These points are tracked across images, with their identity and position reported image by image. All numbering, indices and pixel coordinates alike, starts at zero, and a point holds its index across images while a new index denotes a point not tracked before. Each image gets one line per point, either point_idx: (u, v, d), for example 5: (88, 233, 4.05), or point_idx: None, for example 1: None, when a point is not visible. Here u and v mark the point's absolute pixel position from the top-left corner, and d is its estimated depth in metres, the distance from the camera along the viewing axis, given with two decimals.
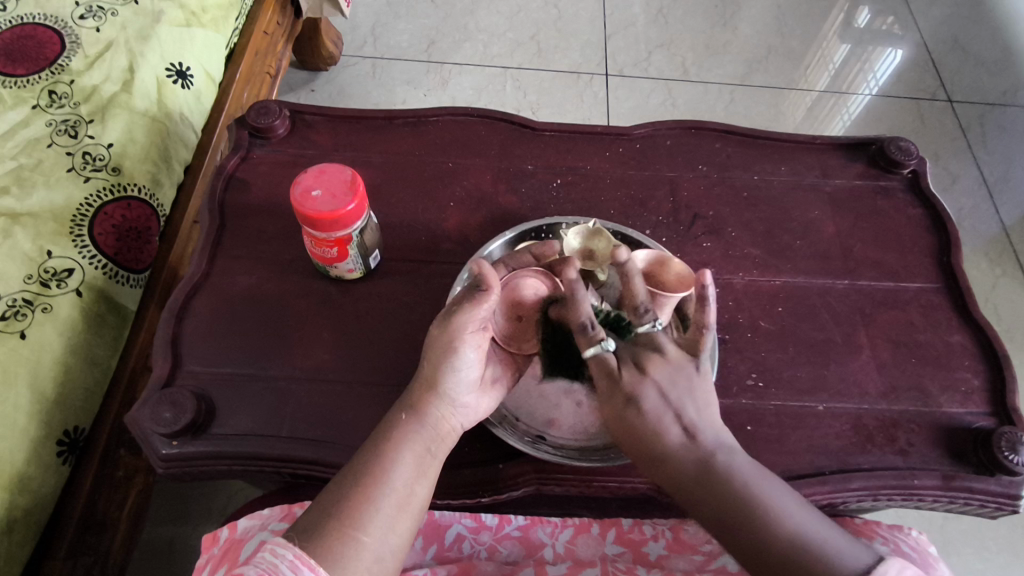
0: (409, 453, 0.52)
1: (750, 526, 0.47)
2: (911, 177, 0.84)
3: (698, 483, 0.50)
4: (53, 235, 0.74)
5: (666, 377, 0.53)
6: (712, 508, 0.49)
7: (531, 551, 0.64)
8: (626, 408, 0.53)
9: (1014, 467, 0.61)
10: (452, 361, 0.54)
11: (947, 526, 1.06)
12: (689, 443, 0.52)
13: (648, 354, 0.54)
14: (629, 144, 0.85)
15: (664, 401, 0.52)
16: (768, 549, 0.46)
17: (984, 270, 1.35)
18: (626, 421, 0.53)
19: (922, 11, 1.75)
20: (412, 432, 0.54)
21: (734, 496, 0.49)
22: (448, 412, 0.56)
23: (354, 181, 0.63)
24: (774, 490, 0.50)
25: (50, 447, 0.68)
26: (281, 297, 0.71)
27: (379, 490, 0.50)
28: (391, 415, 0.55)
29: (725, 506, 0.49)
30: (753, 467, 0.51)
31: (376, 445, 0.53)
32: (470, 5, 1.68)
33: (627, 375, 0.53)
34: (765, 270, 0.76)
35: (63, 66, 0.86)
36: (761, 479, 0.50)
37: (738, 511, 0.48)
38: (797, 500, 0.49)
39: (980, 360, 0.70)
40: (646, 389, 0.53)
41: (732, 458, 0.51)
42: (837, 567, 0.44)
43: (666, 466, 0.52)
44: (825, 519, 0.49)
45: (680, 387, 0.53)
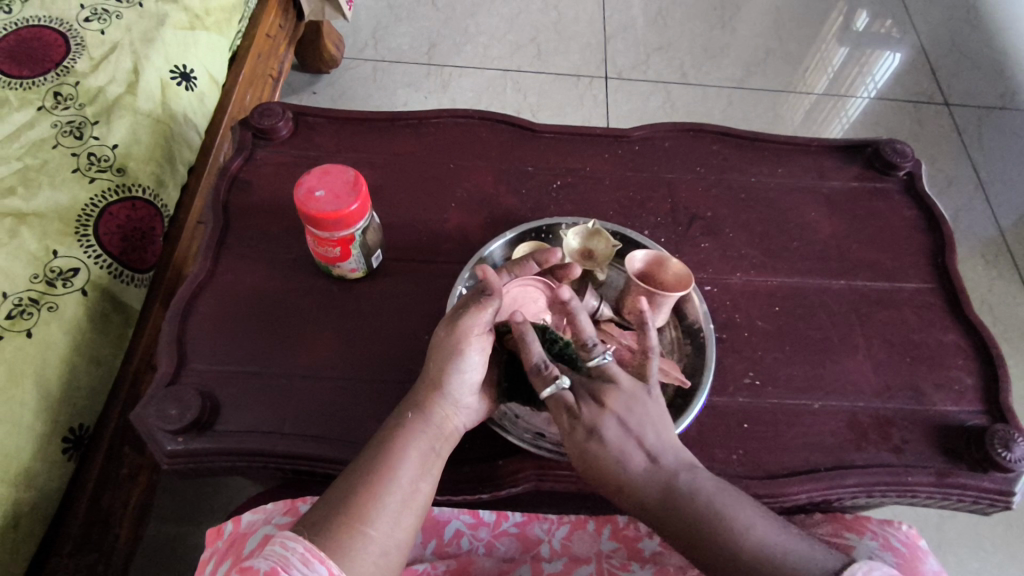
0: (415, 451, 0.54)
1: (721, 547, 0.47)
2: (907, 179, 0.86)
3: (665, 509, 0.50)
4: (59, 235, 0.75)
5: (621, 404, 0.53)
6: (682, 532, 0.49)
7: (527, 547, 0.65)
8: (588, 442, 0.53)
9: (1008, 464, 0.62)
10: (459, 363, 0.56)
11: (944, 525, 1.07)
12: (648, 469, 0.52)
13: (604, 385, 0.54)
14: (628, 146, 0.86)
15: (621, 432, 0.53)
16: (735, 562, 0.46)
17: (981, 272, 1.36)
18: (590, 454, 0.53)
19: (920, 15, 1.77)
20: (417, 430, 0.55)
21: (699, 518, 0.49)
22: (452, 412, 0.57)
23: (357, 181, 0.64)
24: (738, 505, 0.50)
25: (55, 444, 0.69)
26: (284, 296, 0.72)
27: (387, 486, 0.51)
28: (396, 413, 0.56)
29: (692, 529, 0.49)
30: (718, 483, 0.51)
31: (383, 442, 0.54)
32: (471, 8, 1.69)
33: (584, 412, 0.53)
34: (762, 270, 0.77)
35: (69, 68, 0.87)
36: (722, 494, 0.50)
37: (706, 532, 0.48)
38: (762, 514, 0.49)
39: (975, 360, 0.71)
40: (606, 420, 0.53)
41: (692, 478, 0.51)
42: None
43: (630, 496, 0.52)
44: (791, 528, 0.49)
45: (635, 414, 0.53)
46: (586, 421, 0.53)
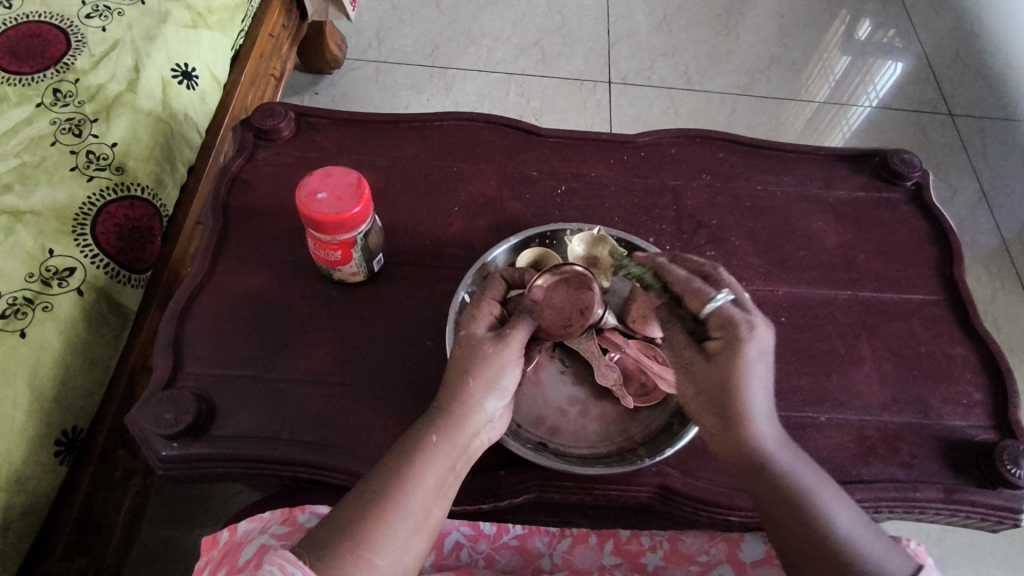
0: (432, 475, 0.50)
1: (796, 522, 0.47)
2: (914, 189, 0.85)
3: (766, 475, 0.49)
4: (55, 234, 0.74)
5: (764, 346, 0.51)
6: (771, 478, 0.49)
7: (528, 561, 0.64)
8: (708, 366, 0.52)
9: (1016, 480, 0.62)
10: (489, 377, 0.54)
11: (945, 539, 1.06)
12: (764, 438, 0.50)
13: (737, 325, 0.51)
14: (634, 152, 0.85)
15: (761, 374, 0.50)
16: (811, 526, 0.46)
17: (984, 282, 1.36)
18: (724, 376, 0.51)
19: (924, 25, 1.77)
20: (441, 451, 0.51)
21: (795, 501, 0.47)
22: (476, 430, 0.54)
23: (360, 183, 0.63)
24: (833, 499, 0.48)
25: (48, 447, 0.68)
26: (283, 299, 0.71)
27: (402, 513, 0.47)
28: (417, 430, 0.52)
29: (788, 506, 0.47)
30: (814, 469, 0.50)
31: (400, 460, 0.50)
32: (475, 10, 1.68)
33: (734, 332, 0.51)
34: (769, 280, 0.76)
35: (68, 65, 0.86)
36: (815, 479, 0.49)
37: (800, 509, 0.47)
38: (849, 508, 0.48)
39: (983, 374, 0.70)
40: (750, 357, 0.50)
41: (791, 463, 0.49)
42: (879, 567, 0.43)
43: (738, 449, 0.50)
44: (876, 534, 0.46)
45: (767, 369, 0.51)
46: (721, 343, 0.51)
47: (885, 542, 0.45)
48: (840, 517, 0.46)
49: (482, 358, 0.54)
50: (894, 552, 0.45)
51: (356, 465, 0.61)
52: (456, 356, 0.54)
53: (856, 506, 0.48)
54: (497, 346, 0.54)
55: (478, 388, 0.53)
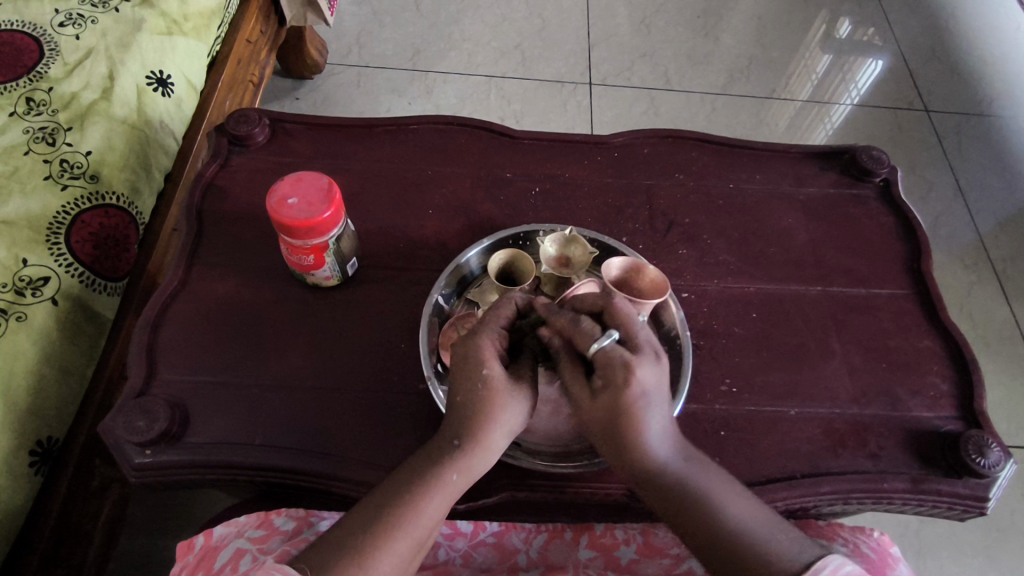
0: (439, 506, 0.51)
1: (711, 537, 0.50)
2: (883, 185, 0.86)
3: (663, 490, 0.52)
4: (28, 244, 0.74)
5: (647, 386, 0.52)
6: (666, 502, 0.52)
7: (504, 557, 0.65)
8: (602, 394, 0.52)
9: (981, 470, 0.63)
10: (505, 418, 0.54)
11: (924, 530, 1.07)
12: (663, 456, 0.53)
13: (615, 365, 0.52)
14: (607, 152, 0.86)
15: (653, 406, 0.52)
16: (720, 538, 0.50)
17: (960, 276, 1.37)
18: (617, 415, 0.52)
19: (900, 23, 1.79)
20: (454, 489, 0.52)
21: (699, 509, 0.51)
22: (484, 463, 0.54)
23: (330, 188, 0.63)
24: (726, 494, 0.52)
25: (22, 456, 0.68)
26: (258, 304, 0.71)
27: (409, 545, 0.49)
28: (433, 460, 0.52)
29: (683, 511, 0.51)
30: (701, 463, 0.54)
31: (414, 494, 0.50)
32: (455, 14, 1.69)
33: (616, 374, 0.51)
34: (740, 277, 0.77)
35: (41, 74, 0.86)
36: (709, 475, 0.53)
37: (694, 516, 0.51)
38: (741, 498, 0.52)
39: (950, 365, 0.72)
40: (635, 396, 0.51)
41: (688, 471, 0.53)
42: (776, 563, 0.47)
43: (635, 471, 0.53)
44: (778, 521, 0.51)
45: (662, 400, 0.53)
46: (609, 382, 0.52)
47: (775, 521, 0.51)
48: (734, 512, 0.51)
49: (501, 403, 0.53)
50: (778, 526, 0.50)
51: (331, 468, 0.62)
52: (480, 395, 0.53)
53: (746, 491, 0.53)
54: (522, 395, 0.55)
55: (496, 427, 0.54)
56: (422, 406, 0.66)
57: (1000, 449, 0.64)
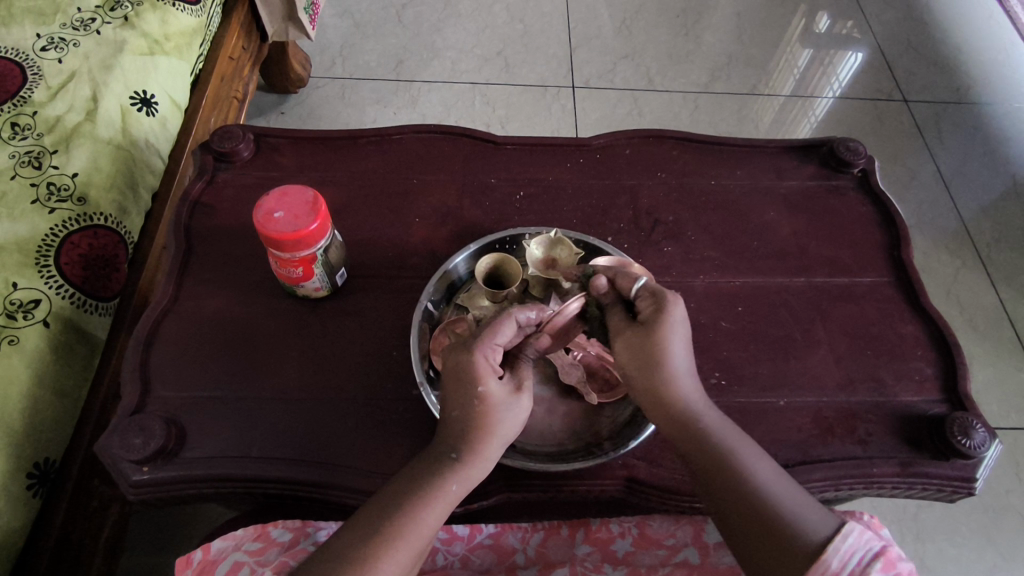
0: (439, 514, 0.52)
1: (735, 483, 0.53)
2: (861, 176, 0.88)
3: (698, 444, 0.55)
4: (19, 268, 0.75)
5: (681, 317, 0.57)
6: (697, 448, 0.55)
7: (503, 557, 0.65)
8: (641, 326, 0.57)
9: (967, 450, 0.64)
10: (500, 429, 0.55)
11: (922, 514, 1.08)
12: (690, 395, 0.57)
13: (664, 293, 0.58)
14: (589, 154, 0.87)
15: (681, 338, 0.56)
16: (743, 492, 0.52)
17: (945, 262, 1.39)
18: (649, 346, 0.56)
19: (876, 15, 1.82)
20: (453, 499, 0.53)
21: (724, 457, 0.54)
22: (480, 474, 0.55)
23: (316, 201, 0.64)
24: (753, 454, 0.55)
25: (20, 479, 0.68)
26: (249, 318, 0.72)
27: (412, 554, 0.50)
28: (430, 472, 0.53)
29: (715, 465, 0.54)
30: (726, 421, 0.57)
31: (414, 505, 0.51)
32: (437, 23, 1.70)
33: (654, 302, 0.58)
34: (725, 271, 0.78)
35: (26, 98, 0.86)
36: (737, 434, 0.56)
37: (722, 467, 0.54)
38: (767, 459, 0.55)
39: (934, 350, 0.73)
40: (674, 319, 0.57)
41: (717, 421, 0.56)
42: (801, 523, 0.49)
43: (670, 408, 0.56)
44: (803, 491, 0.53)
45: (690, 336, 0.58)
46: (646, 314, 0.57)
47: (801, 491, 0.53)
48: (763, 471, 0.54)
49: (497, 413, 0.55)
50: (801, 493, 0.53)
51: (327, 478, 0.62)
52: (473, 409, 0.54)
53: (770, 457, 0.56)
54: (521, 401, 0.56)
55: (491, 439, 0.55)
56: (416, 412, 0.67)
57: (985, 429, 0.65)
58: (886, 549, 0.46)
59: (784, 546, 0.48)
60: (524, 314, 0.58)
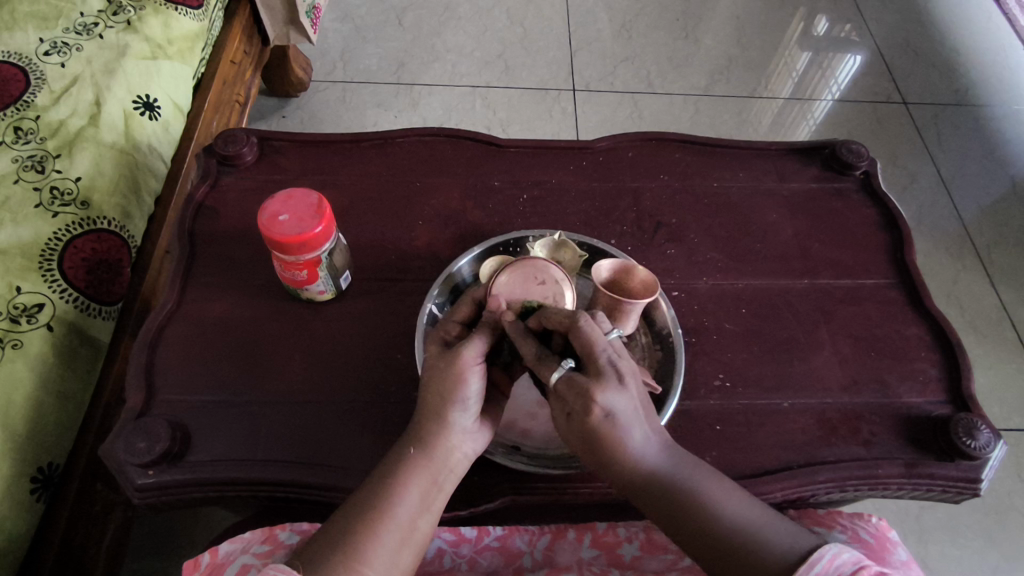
0: (412, 486, 0.52)
1: (703, 530, 0.51)
2: (863, 177, 0.88)
3: (653, 490, 0.53)
4: (22, 272, 0.75)
5: (615, 410, 0.52)
6: (662, 503, 0.53)
7: (509, 560, 0.65)
8: (572, 422, 0.53)
9: (972, 451, 0.64)
10: (452, 386, 0.54)
11: (924, 516, 1.09)
12: (648, 452, 0.54)
13: (589, 389, 0.52)
14: (592, 157, 0.87)
15: (630, 421, 0.52)
16: (714, 538, 0.50)
17: (946, 264, 1.40)
18: (592, 441, 0.53)
19: (875, 18, 1.83)
20: (419, 467, 0.53)
21: (688, 505, 0.52)
22: (451, 439, 0.54)
23: (321, 204, 0.64)
24: (718, 488, 0.54)
25: (24, 484, 0.68)
26: (252, 321, 0.72)
27: (392, 531, 0.50)
28: (397, 450, 0.54)
29: (685, 511, 0.52)
30: (689, 462, 0.55)
31: (383, 482, 0.52)
32: (438, 27, 1.71)
33: (578, 403, 0.52)
34: (728, 273, 0.78)
35: (28, 102, 0.86)
36: (697, 474, 0.54)
37: (691, 511, 0.52)
38: (733, 491, 0.54)
39: (937, 351, 0.73)
40: (613, 392, 0.52)
41: (676, 468, 0.54)
42: (774, 553, 0.48)
43: (623, 470, 0.54)
44: (776, 514, 0.52)
45: (638, 417, 0.53)
46: (573, 411, 0.53)
47: (763, 511, 0.52)
48: (729, 506, 0.52)
49: (440, 370, 0.55)
50: (771, 515, 0.52)
51: (333, 481, 0.62)
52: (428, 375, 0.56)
53: (736, 487, 0.54)
54: (462, 363, 0.54)
55: (444, 401, 0.54)
56: None
57: (990, 430, 0.65)
58: (861, 570, 0.44)
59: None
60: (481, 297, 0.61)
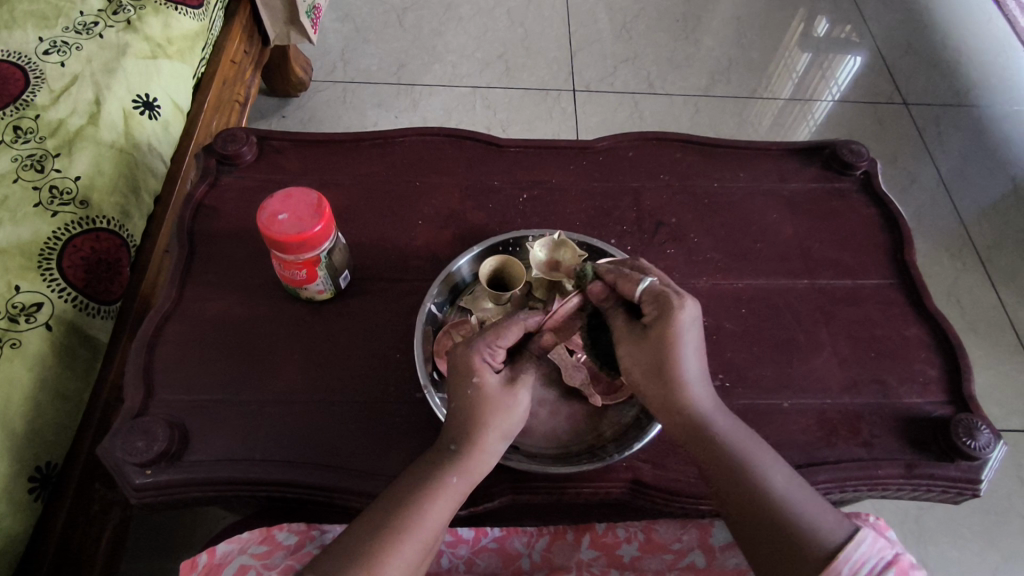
0: (445, 508, 0.52)
1: (749, 492, 0.52)
2: (863, 177, 0.88)
3: (708, 440, 0.54)
4: (21, 271, 0.75)
5: (692, 318, 0.55)
6: (714, 458, 0.54)
7: (507, 561, 0.65)
8: (648, 331, 0.56)
9: (972, 452, 0.64)
10: (500, 418, 0.55)
11: (924, 517, 1.08)
12: (701, 401, 0.55)
13: (669, 296, 0.56)
14: (592, 156, 0.87)
15: (692, 347, 0.55)
16: (759, 504, 0.51)
17: (946, 264, 1.39)
18: (662, 351, 0.55)
19: (876, 19, 1.83)
20: (456, 491, 0.53)
21: (735, 466, 0.53)
22: (484, 467, 0.55)
23: (321, 203, 0.64)
24: (768, 460, 0.54)
25: (22, 483, 0.67)
26: (251, 320, 0.72)
27: (419, 547, 0.49)
28: (431, 466, 0.53)
29: (727, 470, 0.53)
30: (744, 429, 0.56)
31: (415, 496, 0.51)
32: (438, 27, 1.71)
33: (666, 304, 0.55)
34: (728, 274, 0.78)
35: (28, 101, 0.86)
36: (751, 442, 0.55)
37: (734, 467, 0.53)
38: (782, 465, 0.54)
39: (937, 351, 0.73)
40: (681, 326, 0.54)
41: (732, 431, 0.55)
42: (818, 535, 0.48)
43: (683, 417, 0.55)
44: (824, 502, 0.52)
45: (703, 339, 0.56)
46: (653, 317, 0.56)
47: (811, 495, 0.52)
48: (774, 478, 0.52)
49: (493, 402, 0.55)
50: (817, 498, 0.52)
51: (332, 481, 0.62)
52: (473, 399, 0.55)
53: (784, 462, 0.54)
54: (511, 402, 0.56)
55: (490, 431, 0.55)
56: (420, 414, 0.67)
57: (990, 431, 0.65)
58: (898, 558, 0.46)
59: (795, 551, 0.48)
60: (534, 318, 0.59)
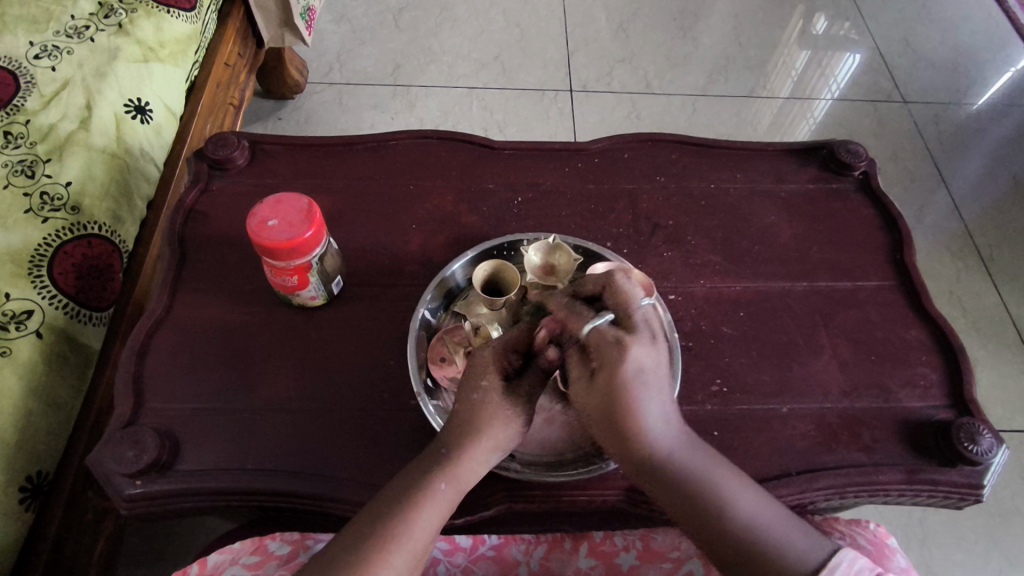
0: (433, 517, 0.51)
1: (714, 528, 0.50)
2: (862, 178, 0.87)
3: (665, 477, 0.52)
4: (11, 279, 0.74)
5: (642, 366, 0.52)
6: (673, 494, 0.52)
7: (505, 570, 0.63)
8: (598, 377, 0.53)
9: (974, 457, 0.63)
10: (490, 428, 0.53)
11: (927, 519, 1.07)
12: (662, 441, 0.53)
13: (614, 342, 0.53)
14: (588, 158, 0.86)
15: (649, 392, 0.52)
16: (728, 539, 0.50)
17: (948, 263, 1.38)
18: (611, 404, 0.52)
19: (874, 17, 1.82)
20: (446, 499, 0.52)
21: (696, 497, 0.51)
22: (474, 474, 0.54)
23: (311, 209, 0.63)
24: (733, 485, 0.52)
25: (12, 494, 0.66)
26: (243, 327, 0.71)
27: (408, 558, 0.49)
28: (420, 473, 0.53)
29: (695, 506, 0.51)
30: (704, 451, 0.54)
31: (404, 504, 0.50)
32: (434, 27, 1.70)
33: (610, 353, 0.52)
34: (726, 276, 0.77)
35: (18, 107, 0.85)
36: (713, 466, 0.53)
37: (696, 507, 0.51)
38: (746, 488, 0.53)
39: (938, 354, 0.72)
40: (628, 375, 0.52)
41: (687, 457, 0.53)
42: (792, 564, 0.47)
43: (637, 457, 0.53)
44: (797, 522, 0.51)
45: (662, 382, 0.54)
46: (601, 363, 0.53)
47: (786, 517, 0.51)
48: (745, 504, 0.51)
49: (483, 411, 0.54)
50: (790, 520, 0.51)
51: (325, 490, 0.61)
52: (474, 407, 0.54)
53: (753, 485, 0.53)
54: (505, 412, 0.54)
55: (481, 439, 0.53)
56: (414, 422, 0.66)
57: (991, 435, 0.64)
58: None
59: None
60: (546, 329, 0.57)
